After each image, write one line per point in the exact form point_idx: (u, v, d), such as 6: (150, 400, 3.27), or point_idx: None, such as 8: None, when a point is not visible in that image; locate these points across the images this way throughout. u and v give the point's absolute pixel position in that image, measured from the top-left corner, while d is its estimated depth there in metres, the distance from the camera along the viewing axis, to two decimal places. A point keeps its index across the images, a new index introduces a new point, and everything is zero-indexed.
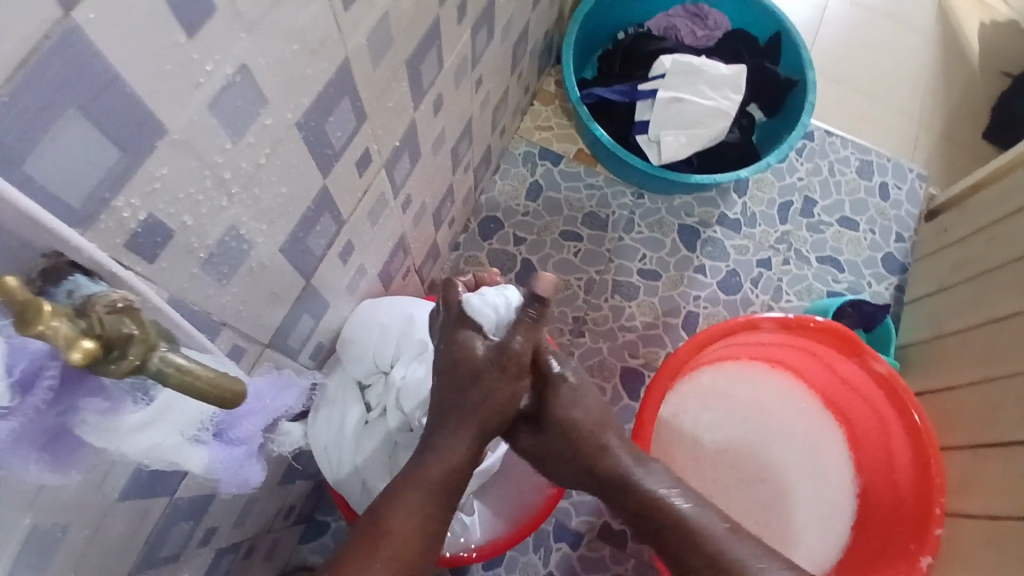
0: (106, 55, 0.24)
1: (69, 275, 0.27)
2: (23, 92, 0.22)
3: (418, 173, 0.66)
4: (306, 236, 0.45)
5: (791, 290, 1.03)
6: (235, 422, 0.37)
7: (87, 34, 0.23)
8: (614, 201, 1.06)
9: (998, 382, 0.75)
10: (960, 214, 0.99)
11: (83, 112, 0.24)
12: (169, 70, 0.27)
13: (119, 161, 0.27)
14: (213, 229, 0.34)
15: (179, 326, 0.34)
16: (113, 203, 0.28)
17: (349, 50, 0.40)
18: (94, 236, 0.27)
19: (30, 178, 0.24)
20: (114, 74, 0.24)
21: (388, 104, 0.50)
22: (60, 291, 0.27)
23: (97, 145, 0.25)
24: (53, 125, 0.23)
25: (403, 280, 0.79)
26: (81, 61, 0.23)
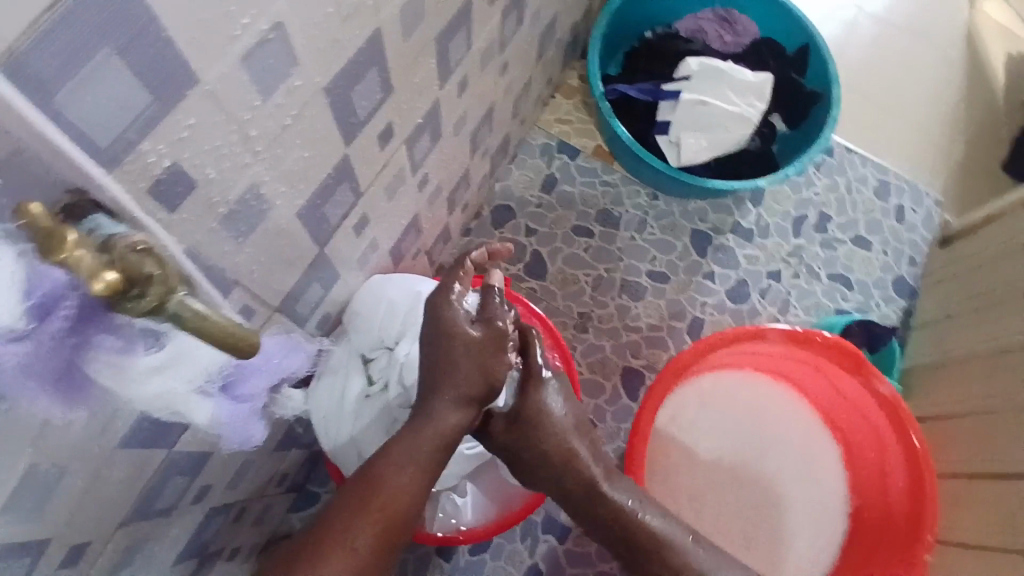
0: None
1: (90, 213, 0.27)
2: (64, 26, 0.22)
3: (437, 154, 0.66)
4: (322, 203, 0.46)
5: (799, 304, 1.03)
6: (243, 379, 0.38)
7: None
8: (628, 201, 1.06)
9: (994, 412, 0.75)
10: (974, 243, 0.99)
11: (119, 50, 0.24)
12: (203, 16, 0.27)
13: (149, 104, 0.27)
14: (234, 184, 0.35)
15: (192, 276, 0.35)
16: (140, 146, 0.28)
17: (381, 21, 0.40)
18: (118, 176, 0.28)
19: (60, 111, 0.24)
20: (153, 16, 0.25)
21: (416, 78, 0.50)
22: (81, 229, 0.27)
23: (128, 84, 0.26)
24: (89, 61, 0.24)
25: (412, 260, 0.79)
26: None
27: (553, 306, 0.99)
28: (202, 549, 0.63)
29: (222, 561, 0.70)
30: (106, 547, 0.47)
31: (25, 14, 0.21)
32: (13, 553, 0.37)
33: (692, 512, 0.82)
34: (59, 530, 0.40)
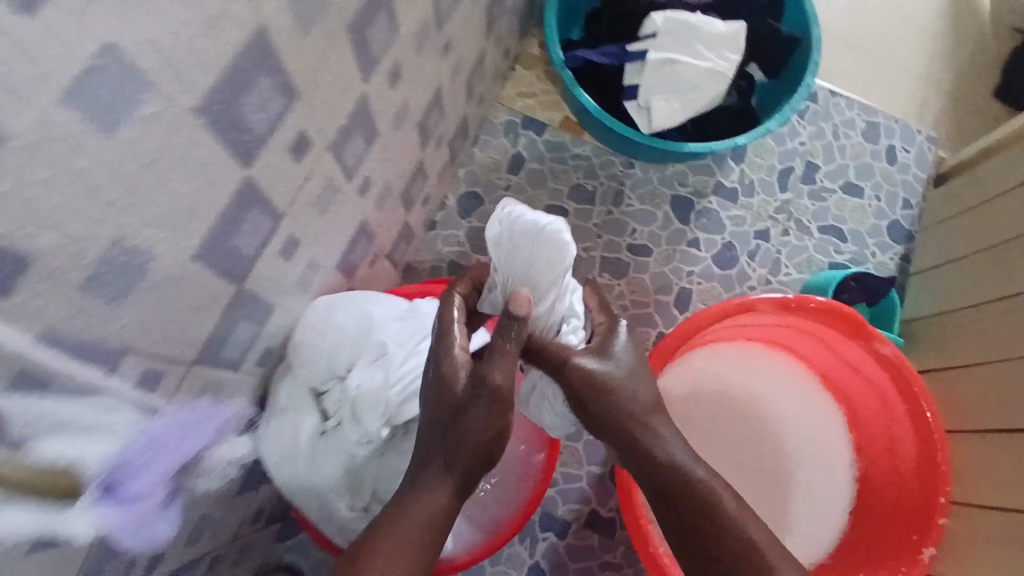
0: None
1: None
2: None
3: (377, 153, 0.59)
4: (232, 237, 0.40)
5: (790, 263, 0.97)
6: (126, 476, 0.38)
7: None
8: (602, 171, 0.99)
9: (1011, 366, 0.70)
10: (972, 181, 0.93)
11: None
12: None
13: None
14: (93, 242, 0.28)
15: (51, 364, 0.29)
16: None
17: (264, 16, 0.33)
18: None
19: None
20: None
21: (329, 75, 0.43)
22: None
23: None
24: None
25: (371, 268, 0.73)
26: None
27: None
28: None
29: None
30: None
31: None
32: None
33: None
34: None
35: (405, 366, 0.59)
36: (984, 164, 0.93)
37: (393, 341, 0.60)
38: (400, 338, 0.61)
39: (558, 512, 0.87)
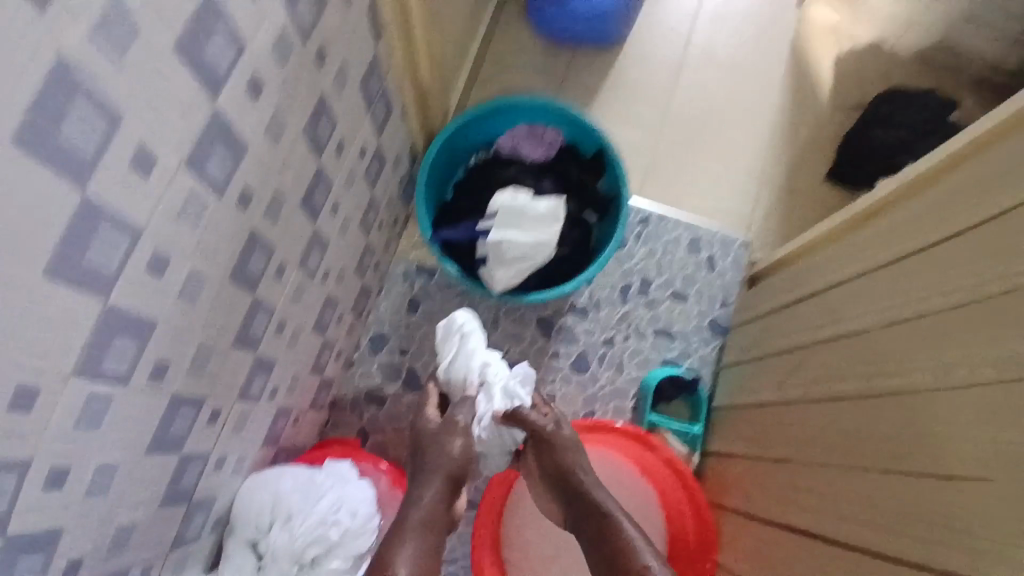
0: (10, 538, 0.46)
1: None
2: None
3: (278, 370, 0.88)
4: (177, 483, 0.69)
5: (631, 363, 1.26)
6: None
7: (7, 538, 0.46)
8: (480, 303, 1.27)
9: (810, 468, 0.82)
10: (761, 294, 1.21)
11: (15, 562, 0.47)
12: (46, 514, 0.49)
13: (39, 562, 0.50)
14: (104, 536, 0.58)
15: None
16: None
17: (175, 389, 0.61)
18: None
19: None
20: (27, 537, 0.48)
21: (223, 370, 0.71)
22: None
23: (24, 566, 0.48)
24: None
25: (295, 423, 1.02)
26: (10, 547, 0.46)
27: None
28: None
29: None
30: None
31: None
32: None
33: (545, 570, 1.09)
34: None
35: (306, 522, 0.86)
36: (807, 256, 1.06)
37: (298, 504, 0.87)
38: (303, 502, 0.88)
39: None
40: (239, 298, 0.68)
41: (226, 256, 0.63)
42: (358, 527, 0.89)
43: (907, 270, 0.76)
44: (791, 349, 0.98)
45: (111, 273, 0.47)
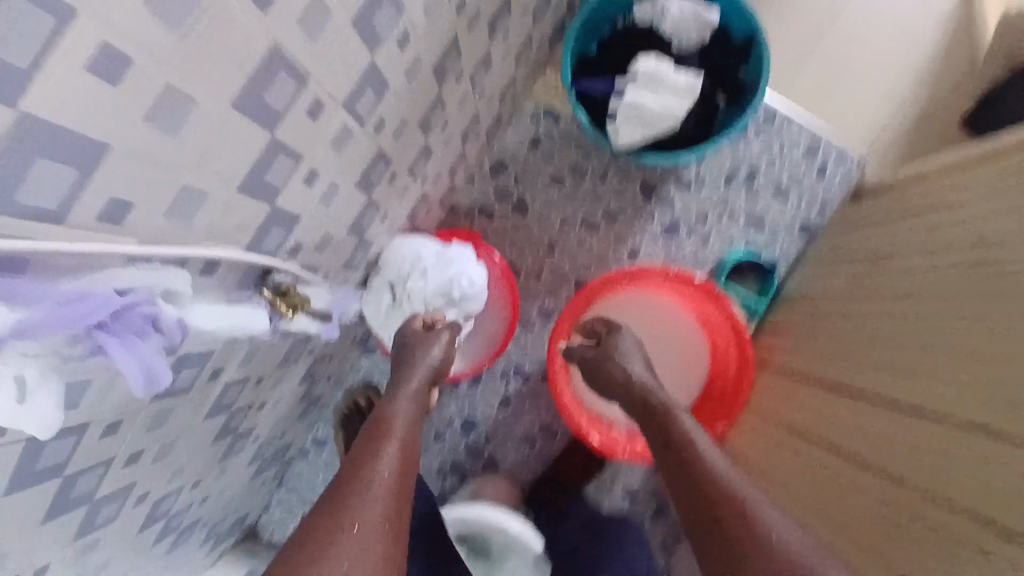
0: (282, 210, 0.66)
1: (271, 275, 0.70)
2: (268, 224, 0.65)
3: (433, 161, 1.05)
4: (361, 218, 0.90)
5: (715, 241, 1.39)
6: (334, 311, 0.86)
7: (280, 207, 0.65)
8: (595, 155, 1.39)
9: (827, 341, 1.07)
10: (858, 209, 1.30)
11: (278, 225, 0.67)
12: (302, 203, 0.69)
13: (286, 232, 0.70)
14: (317, 234, 0.78)
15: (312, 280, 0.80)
16: (285, 244, 0.72)
17: (380, 142, 0.79)
18: (281, 258, 0.72)
19: (264, 249, 0.67)
20: (287, 211, 0.67)
21: (402, 147, 0.88)
22: (269, 281, 0.70)
23: (283, 233, 0.69)
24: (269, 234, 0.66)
25: (427, 211, 1.22)
26: (279, 213, 0.66)
27: (531, 235, 1.40)
28: (310, 384, 1.19)
29: (324, 380, 1.26)
30: (279, 377, 0.99)
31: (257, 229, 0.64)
32: (255, 379, 0.89)
33: (603, 382, 1.30)
34: (265, 373, 0.91)
35: (439, 279, 1.06)
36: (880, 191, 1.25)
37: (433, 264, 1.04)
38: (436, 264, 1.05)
39: (524, 370, 1.40)
40: (426, 88, 0.83)
41: (429, 45, 0.76)
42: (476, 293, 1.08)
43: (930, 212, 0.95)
44: (842, 257, 1.21)
45: (377, 38, 0.63)
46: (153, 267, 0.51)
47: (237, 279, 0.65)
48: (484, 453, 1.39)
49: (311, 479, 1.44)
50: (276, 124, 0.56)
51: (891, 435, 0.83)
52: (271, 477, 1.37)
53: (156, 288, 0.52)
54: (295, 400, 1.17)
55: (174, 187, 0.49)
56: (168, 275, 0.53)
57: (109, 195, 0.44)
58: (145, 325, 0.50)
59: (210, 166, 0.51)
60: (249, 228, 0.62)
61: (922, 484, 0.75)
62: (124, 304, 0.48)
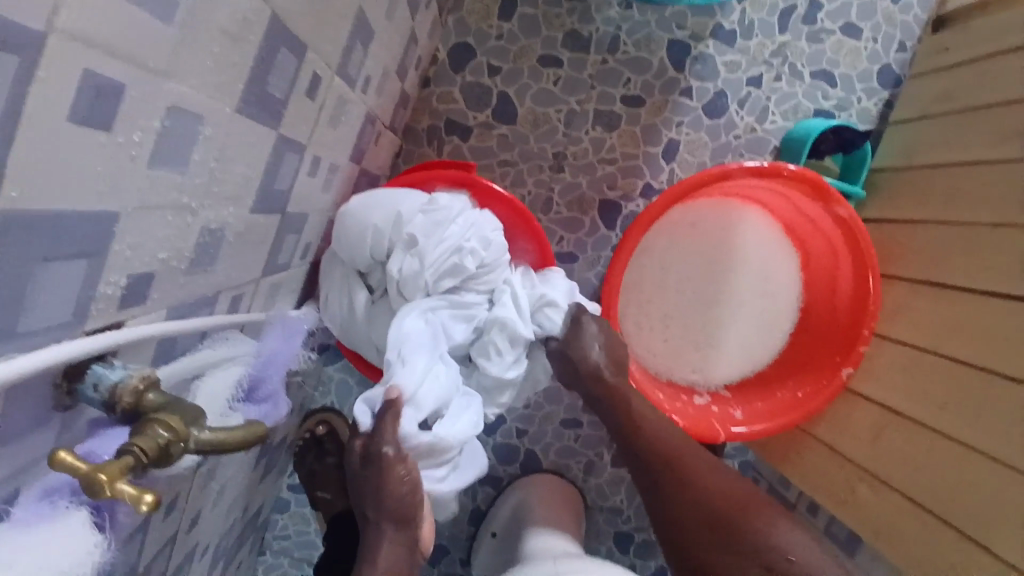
0: (33, 216, 0.23)
1: (89, 368, 0.30)
2: (2, 259, 0.23)
3: (375, 51, 0.60)
4: (274, 180, 0.46)
5: (777, 110, 1.00)
6: (259, 385, 0.46)
7: (18, 206, 0.22)
8: (598, 14, 0.95)
9: (979, 229, 0.74)
10: (963, 32, 0.90)
11: (46, 257, 0.25)
12: (105, 180, 0.26)
13: (87, 267, 0.27)
14: (190, 237, 0.36)
15: (213, 325, 0.40)
16: (102, 290, 0.29)
17: (274, 3, 0.35)
18: (95, 321, 0.30)
19: (31, 329, 0.26)
20: (56, 212, 0.24)
21: (324, 15, 0.43)
22: (89, 384, 0.30)
23: (79, 271, 0.27)
24: (29, 284, 0.24)
25: (377, 143, 0.78)
26: (29, 226, 0.23)
27: (527, 149, 0.98)
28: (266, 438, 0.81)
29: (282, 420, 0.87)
30: (204, 477, 0.59)
31: None
32: (149, 520, 0.48)
33: (663, 330, 0.97)
34: (181, 488, 0.52)
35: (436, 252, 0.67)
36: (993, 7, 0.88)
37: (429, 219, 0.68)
38: (429, 228, 0.67)
39: None
40: None
41: None
42: (494, 263, 0.73)
43: None
44: (947, 113, 0.86)
45: None
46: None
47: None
48: (520, 451, 1.12)
49: (301, 533, 1.10)
50: None
51: (974, 508, 0.66)
52: (250, 548, 1.02)
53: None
54: (250, 471, 0.78)
55: None
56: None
57: None
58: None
59: None
60: None
61: (986, 534, 0.65)
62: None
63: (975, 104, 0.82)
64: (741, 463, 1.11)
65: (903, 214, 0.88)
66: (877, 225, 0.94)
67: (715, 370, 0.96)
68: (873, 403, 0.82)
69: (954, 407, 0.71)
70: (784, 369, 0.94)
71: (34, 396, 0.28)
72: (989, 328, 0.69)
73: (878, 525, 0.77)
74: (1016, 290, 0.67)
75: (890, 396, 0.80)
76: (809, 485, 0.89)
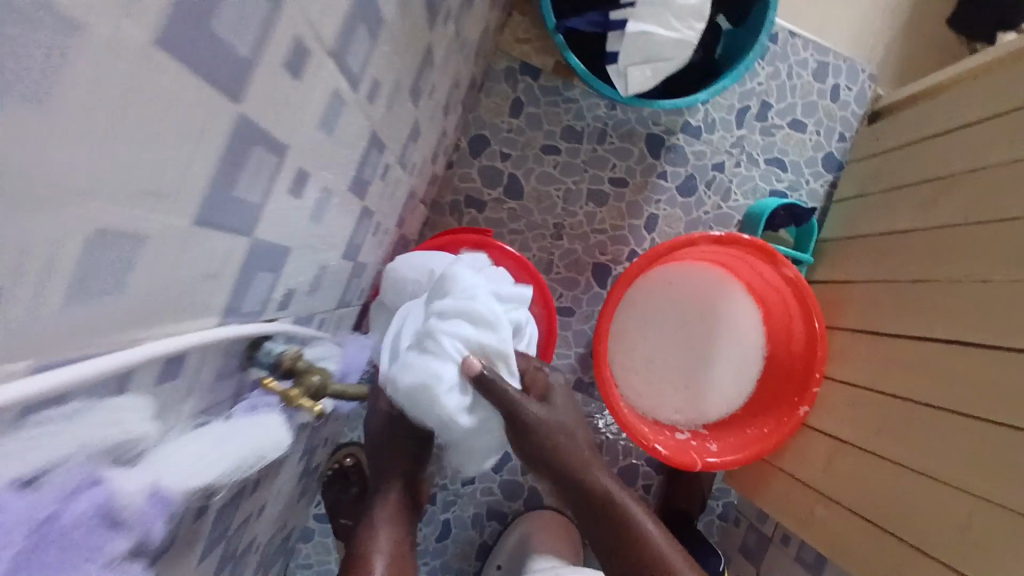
0: (263, 246, 0.41)
1: (262, 344, 0.46)
2: (247, 271, 0.40)
3: (420, 144, 0.80)
4: (354, 235, 0.64)
5: (738, 191, 1.21)
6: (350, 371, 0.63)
7: (260, 241, 0.40)
8: (589, 113, 1.18)
9: (902, 285, 0.92)
10: (891, 126, 1.12)
11: (261, 272, 0.42)
12: (291, 227, 0.44)
13: (272, 280, 0.45)
14: (311, 269, 0.53)
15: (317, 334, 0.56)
16: (272, 297, 0.46)
17: (375, 119, 0.54)
18: (267, 316, 0.47)
19: (245, 315, 0.42)
20: (271, 245, 0.42)
21: (397, 122, 0.62)
22: (261, 355, 0.46)
23: (270, 280, 0.44)
24: (251, 288, 0.41)
25: (412, 213, 0.98)
26: (260, 253, 0.40)
27: (531, 220, 1.18)
28: (307, 458, 0.94)
29: (318, 446, 1.01)
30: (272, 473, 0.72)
31: (231, 283, 0.38)
32: (243, 493, 0.62)
33: (648, 373, 1.12)
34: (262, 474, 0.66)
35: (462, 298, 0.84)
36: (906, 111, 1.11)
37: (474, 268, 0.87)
38: None
39: (552, 379, 1.19)
40: (420, 35, 0.58)
41: None
42: None
43: (950, 153, 0.92)
44: (879, 192, 1.07)
45: None
46: (82, 412, 0.26)
47: (214, 373, 0.41)
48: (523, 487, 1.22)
49: (323, 562, 1.19)
50: (252, 101, 0.31)
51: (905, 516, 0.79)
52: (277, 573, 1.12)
53: (98, 446, 0.27)
54: (293, 486, 0.91)
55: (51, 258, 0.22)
56: (122, 412, 0.29)
57: None
58: (92, 531, 0.26)
59: (137, 186, 0.25)
60: (223, 292, 0.37)
61: (916, 536, 0.77)
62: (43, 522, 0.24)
63: (899, 183, 1.02)
64: (723, 500, 1.22)
65: (846, 274, 1.07)
66: (826, 284, 1.12)
67: (694, 408, 1.10)
68: (826, 435, 0.96)
69: (887, 431, 0.85)
70: (753, 408, 1.09)
71: (234, 360, 0.44)
72: (909, 363, 0.85)
73: (834, 540, 0.89)
74: (927, 331, 0.84)
75: (839, 425, 0.94)
76: (777, 513, 1.01)
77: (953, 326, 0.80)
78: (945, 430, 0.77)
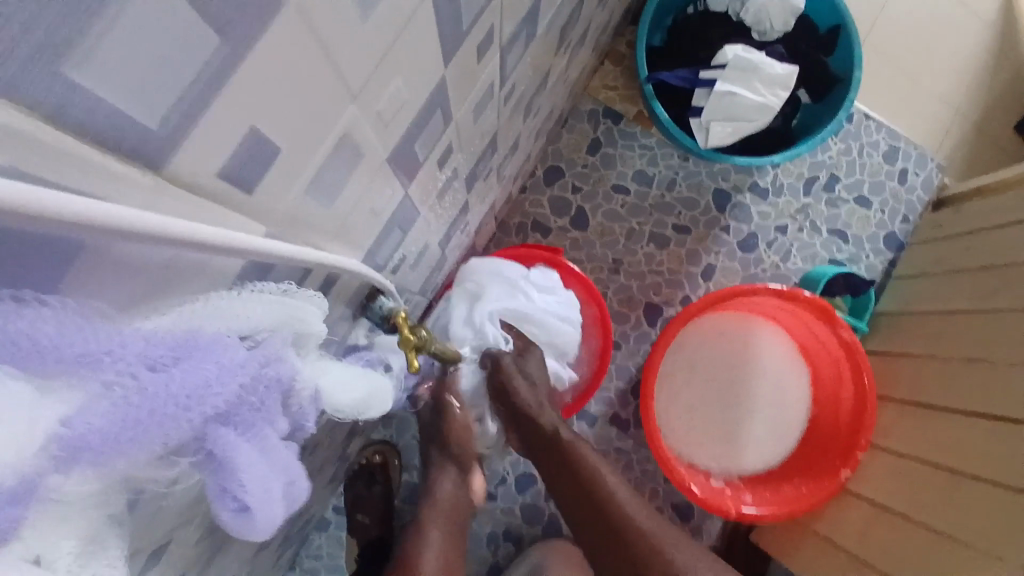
0: (408, 204, 0.46)
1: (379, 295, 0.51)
2: (391, 223, 0.45)
3: (515, 159, 0.87)
4: (452, 226, 0.70)
5: (797, 255, 1.24)
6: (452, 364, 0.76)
7: (409, 198, 0.45)
8: (662, 161, 1.23)
9: (959, 363, 0.92)
10: (956, 214, 1.14)
11: (398, 227, 0.47)
12: (426, 196, 0.49)
13: (399, 240, 0.49)
14: (419, 244, 0.58)
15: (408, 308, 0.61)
16: (392, 256, 0.51)
17: (500, 122, 0.60)
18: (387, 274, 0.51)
19: (377, 263, 0.47)
20: (410, 205, 0.46)
21: (510, 130, 0.68)
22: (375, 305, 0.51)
23: (399, 238, 0.49)
24: (387, 239, 0.46)
25: (487, 225, 1.03)
26: (404, 210, 0.45)
27: (592, 253, 1.22)
28: (349, 442, 0.96)
29: (360, 434, 1.03)
30: (327, 440, 0.75)
31: (380, 229, 0.43)
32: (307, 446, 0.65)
33: (689, 418, 1.13)
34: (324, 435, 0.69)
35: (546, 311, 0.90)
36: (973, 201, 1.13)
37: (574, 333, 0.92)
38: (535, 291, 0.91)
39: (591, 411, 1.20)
40: (547, 57, 0.65)
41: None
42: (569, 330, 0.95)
43: (1014, 239, 0.94)
44: (939, 274, 1.08)
45: None
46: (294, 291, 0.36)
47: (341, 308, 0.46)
48: (545, 514, 1.21)
49: (334, 557, 1.19)
50: (450, 68, 0.36)
51: None
52: (291, 557, 1.12)
53: (281, 327, 0.33)
54: (331, 465, 0.93)
55: (323, 149, 0.27)
56: (304, 312, 0.35)
57: (249, 124, 0.21)
58: (269, 397, 0.31)
59: (377, 111, 0.29)
60: (374, 235, 0.42)
61: None
62: (258, 371, 0.30)
63: (961, 267, 1.03)
64: None
65: (900, 349, 1.07)
66: (878, 358, 1.13)
67: (728, 459, 1.10)
68: (866, 504, 0.95)
69: (928, 503, 0.84)
70: (791, 469, 1.08)
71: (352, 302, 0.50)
72: (962, 439, 0.84)
73: None
74: (980, 411, 0.84)
75: (882, 494, 0.93)
76: None
77: (1002, 404, 0.80)
78: (987, 507, 0.76)
